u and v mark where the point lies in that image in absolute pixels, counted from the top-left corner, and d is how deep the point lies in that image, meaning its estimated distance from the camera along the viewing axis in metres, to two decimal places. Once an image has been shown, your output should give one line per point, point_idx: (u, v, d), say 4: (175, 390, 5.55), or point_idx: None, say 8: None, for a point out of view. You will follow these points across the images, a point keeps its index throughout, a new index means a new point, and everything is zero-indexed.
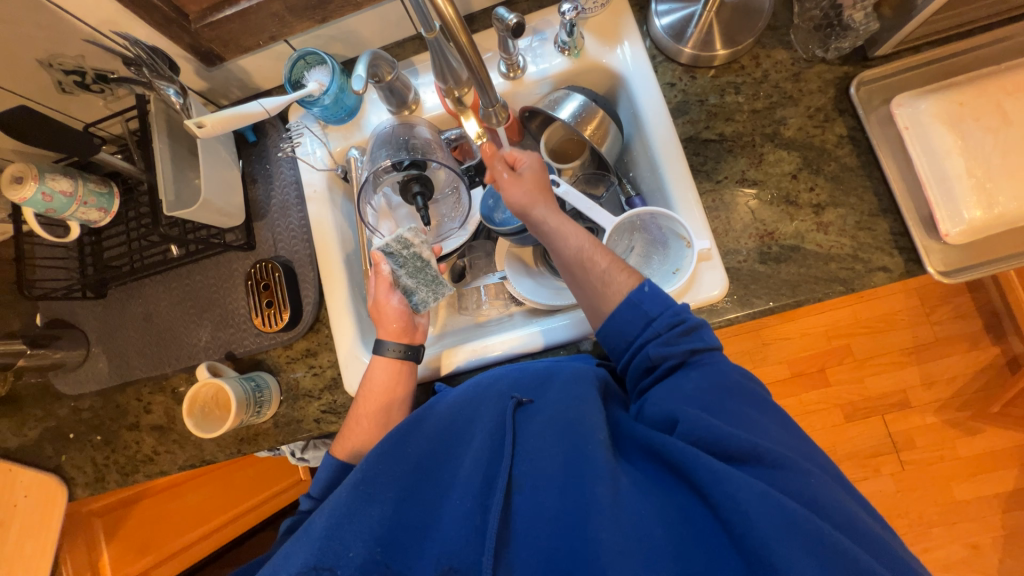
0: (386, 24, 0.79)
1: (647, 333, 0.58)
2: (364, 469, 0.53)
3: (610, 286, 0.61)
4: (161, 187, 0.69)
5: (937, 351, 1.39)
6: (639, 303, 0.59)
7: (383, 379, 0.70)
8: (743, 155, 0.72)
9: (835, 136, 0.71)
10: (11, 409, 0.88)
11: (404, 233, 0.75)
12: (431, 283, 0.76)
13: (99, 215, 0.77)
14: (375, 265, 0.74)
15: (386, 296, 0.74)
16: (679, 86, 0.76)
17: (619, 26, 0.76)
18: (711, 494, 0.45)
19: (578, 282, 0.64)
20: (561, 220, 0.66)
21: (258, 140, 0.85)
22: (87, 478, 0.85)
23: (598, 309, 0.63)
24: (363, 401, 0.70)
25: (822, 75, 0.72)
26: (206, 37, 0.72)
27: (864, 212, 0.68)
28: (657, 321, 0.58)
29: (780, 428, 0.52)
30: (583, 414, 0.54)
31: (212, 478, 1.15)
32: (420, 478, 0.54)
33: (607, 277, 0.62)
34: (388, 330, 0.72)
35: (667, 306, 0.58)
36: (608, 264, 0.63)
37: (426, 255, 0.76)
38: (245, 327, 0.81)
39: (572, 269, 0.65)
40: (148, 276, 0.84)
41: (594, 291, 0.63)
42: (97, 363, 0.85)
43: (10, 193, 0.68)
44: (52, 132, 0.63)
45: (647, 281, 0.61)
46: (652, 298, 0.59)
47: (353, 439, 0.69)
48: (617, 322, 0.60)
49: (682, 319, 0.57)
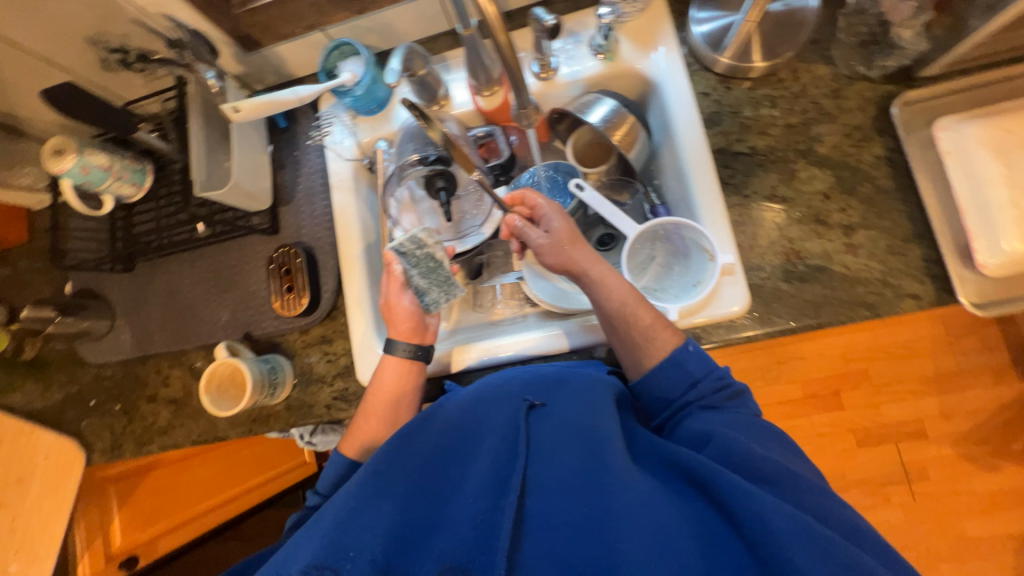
0: (421, 18, 0.79)
1: (690, 395, 0.60)
2: (376, 463, 0.55)
3: (657, 340, 0.62)
4: (194, 167, 0.69)
5: (959, 383, 1.34)
6: (682, 362, 0.60)
7: (390, 374, 0.71)
8: (774, 170, 0.71)
9: (872, 156, 0.68)
10: (38, 373, 0.91)
11: (420, 233, 0.73)
12: (443, 284, 0.74)
13: (133, 190, 0.83)
14: (387, 265, 0.74)
15: (398, 296, 0.74)
16: (713, 96, 0.75)
17: (656, 31, 0.75)
18: (730, 504, 0.45)
19: (620, 335, 0.64)
20: (605, 272, 0.66)
21: (288, 126, 0.86)
22: (105, 445, 0.88)
23: (638, 363, 0.63)
24: (373, 397, 0.71)
25: (863, 93, 0.70)
26: (246, 23, 0.73)
27: (896, 238, 0.66)
28: (701, 384, 0.60)
29: (806, 465, 0.54)
30: (597, 420, 0.56)
31: (218, 455, 1.19)
32: (432, 475, 0.55)
33: (651, 333, 0.62)
34: (399, 330, 0.73)
35: (710, 368, 0.60)
36: (652, 321, 0.63)
37: (440, 255, 0.74)
38: (264, 309, 0.83)
39: (613, 321, 0.64)
40: (174, 253, 0.87)
41: (637, 345, 0.63)
42: (121, 334, 0.88)
43: (49, 164, 0.74)
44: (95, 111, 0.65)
45: (691, 341, 0.62)
46: (696, 358, 0.61)
47: (364, 439, 0.69)
48: (659, 379, 0.61)
49: (726, 383, 0.60)
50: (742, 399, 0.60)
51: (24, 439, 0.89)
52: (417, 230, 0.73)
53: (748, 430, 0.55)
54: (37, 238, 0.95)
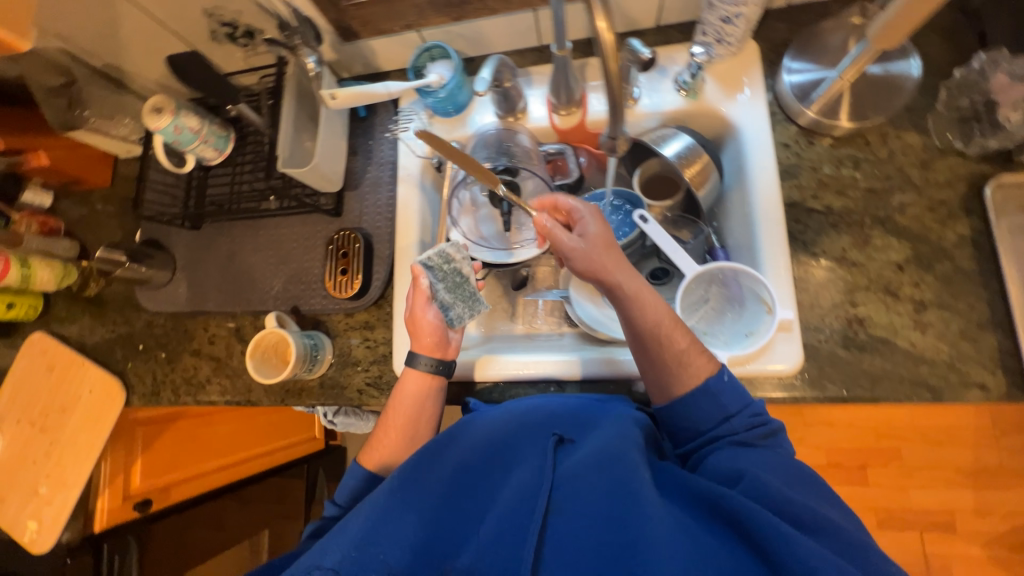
0: (512, 32, 0.81)
1: (723, 428, 0.58)
2: (403, 476, 0.56)
3: (690, 366, 0.60)
4: (281, 143, 0.72)
5: (999, 480, 1.27)
6: (716, 393, 0.58)
7: (412, 387, 0.72)
8: (848, 233, 0.69)
9: (955, 235, 0.66)
10: (97, 310, 0.97)
11: (448, 249, 0.75)
12: (468, 299, 0.76)
13: (213, 155, 0.88)
14: (414, 278, 0.73)
15: (423, 309, 0.73)
16: (794, 148, 0.74)
17: (745, 76, 0.75)
18: (770, 550, 0.44)
19: (650, 356, 0.61)
20: (640, 287, 0.62)
21: (367, 116, 0.89)
22: (144, 389, 0.91)
23: (667, 387, 0.61)
24: (394, 410, 0.71)
25: (954, 169, 0.68)
26: (350, 15, 0.77)
27: (970, 323, 0.63)
28: (734, 418, 0.58)
29: (844, 512, 0.52)
30: (625, 448, 0.54)
31: (236, 416, 1.25)
32: (456, 490, 0.55)
33: (686, 358, 0.60)
34: (422, 343, 0.72)
35: (746, 404, 0.58)
36: (686, 346, 0.61)
37: (466, 272, 0.76)
38: (316, 286, 0.85)
39: (645, 342, 0.61)
40: (240, 219, 0.91)
41: (668, 369, 0.61)
42: (178, 287, 0.92)
43: (148, 120, 0.79)
44: (202, 74, 0.68)
45: (725, 370, 0.61)
46: (731, 391, 0.59)
47: (383, 450, 0.70)
48: (691, 409, 0.59)
49: (761, 420, 0.58)
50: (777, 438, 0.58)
51: (73, 371, 0.94)
52: (443, 245, 0.76)
53: (784, 469, 0.53)
54: (118, 184, 1.01)
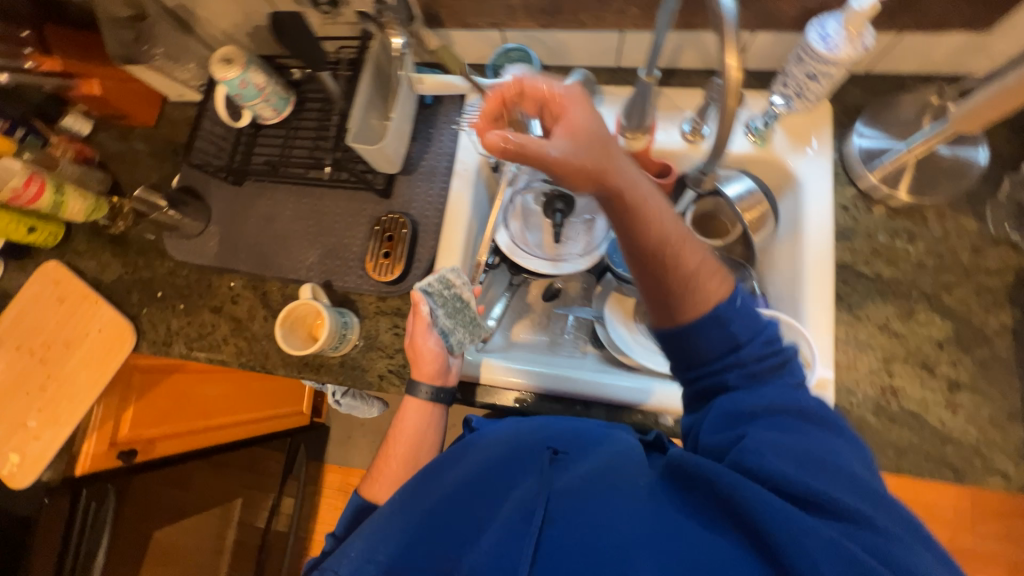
0: (593, 49, 0.82)
1: (731, 358, 0.53)
2: (401, 500, 0.57)
3: (700, 290, 0.52)
4: (353, 119, 0.71)
5: (972, 564, 1.28)
6: (727, 321, 0.52)
7: (414, 415, 0.75)
8: (893, 303, 0.70)
9: (997, 323, 0.67)
10: (120, 249, 0.94)
11: (448, 273, 0.74)
12: (468, 325, 0.76)
13: (271, 114, 0.87)
14: (415, 304, 0.74)
15: (424, 336, 0.74)
16: (852, 212, 0.75)
17: (815, 133, 0.76)
18: (768, 538, 0.42)
19: (653, 275, 0.52)
20: (649, 195, 0.51)
21: (432, 105, 0.88)
22: (156, 338, 0.89)
23: (671, 312, 0.53)
24: (397, 438, 0.75)
25: (1004, 259, 0.69)
26: (441, 3, 0.76)
27: (999, 410, 0.65)
28: (745, 348, 0.53)
29: (857, 454, 0.49)
30: (618, 464, 0.54)
31: (229, 377, 1.24)
32: (450, 505, 0.54)
33: (694, 280, 0.52)
34: (423, 370, 0.74)
35: (760, 331, 0.53)
36: (696, 267, 0.52)
37: (466, 297, 0.75)
38: (353, 264, 0.84)
39: (648, 261, 0.52)
40: (286, 184, 0.90)
41: (673, 291, 0.52)
42: (209, 241, 0.90)
43: (215, 69, 0.78)
44: (302, 41, 0.74)
45: (737, 296, 0.54)
46: (743, 318, 0.53)
47: (384, 480, 0.73)
48: (697, 338, 0.53)
49: (773, 348, 0.53)
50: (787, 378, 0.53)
51: (85, 308, 0.91)
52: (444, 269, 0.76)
53: (789, 420, 0.50)
54: (163, 126, 0.99)
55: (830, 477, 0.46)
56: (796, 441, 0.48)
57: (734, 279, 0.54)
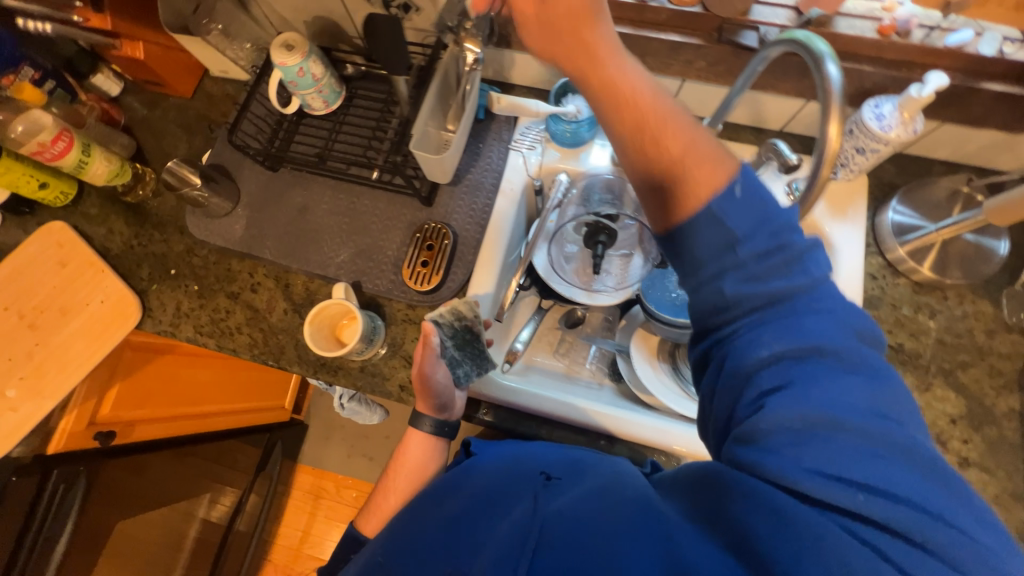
0: None
1: (731, 260, 0.48)
2: (394, 540, 0.55)
3: (690, 174, 0.49)
4: (418, 122, 0.70)
5: None
6: (724, 214, 0.48)
7: (417, 446, 0.73)
8: (913, 374, 0.73)
9: (1006, 405, 0.71)
10: (136, 219, 0.90)
11: (460, 305, 0.70)
12: (478, 358, 0.73)
13: (320, 106, 0.85)
14: (424, 335, 0.68)
15: (431, 368, 0.69)
16: (880, 282, 0.78)
17: (851, 203, 0.80)
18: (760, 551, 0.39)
19: (644, 162, 0.52)
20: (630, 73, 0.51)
21: (484, 120, 0.89)
22: (164, 318, 0.85)
23: (663, 202, 0.51)
24: (397, 472, 0.73)
25: (1016, 346, 0.73)
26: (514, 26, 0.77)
27: (1003, 489, 0.68)
28: (745, 244, 0.48)
29: (878, 399, 0.43)
30: (611, 486, 0.50)
31: (218, 362, 1.20)
32: (439, 538, 0.51)
33: (682, 167, 0.50)
34: (428, 400, 0.72)
35: (763, 222, 0.48)
36: (684, 151, 0.50)
37: (477, 330, 0.72)
38: (386, 268, 0.82)
39: (634, 146, 0.52)
40: (325, 177, 0.88)
41: (663, 180, 0.51)
42: (235, 224, 0.87)
43: (275, 54, 0.75)
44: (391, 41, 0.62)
45: (739, 182, 0.49)
46: (742, 208, 0.48)
47: (381, 514, 0.71)
48: (692, 234, 0.49)
49: (781, 245, 0.48)
50: (794, 302, 0.47)
51: (88, 276, 0.85)
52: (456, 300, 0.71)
53: (812, 366, 0.44)
54: (199, 99, 0.96)
55: (830, 443, 0.41)
56: (798, 399, 0.43)
57: (738, 163, 0.50)
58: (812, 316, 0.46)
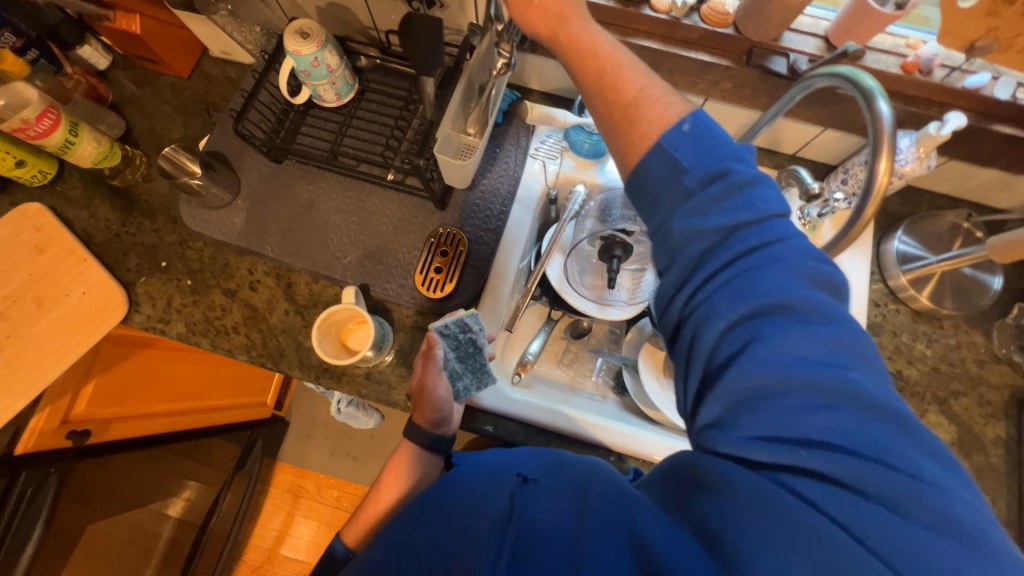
0: None
1: (680, 199, 0.47)
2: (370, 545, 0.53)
3: (642, 115, 0.50)
4: (445, 120, 0.68)
5: None
6: (674, 148, 0.47)
7: (409, 458, 0.67)
8: (910, 400, 0.76)
9: (994, 433, 0.74)
10: (123, 206, 0.84)
11: (467, 318, 0.69)
12: (478, 371, 0.70)
13: (332, 98, 0.81)
14: (426, 345, 0.67)
15: (433, 381, 0.66)
16: (882, 309, 0.81)
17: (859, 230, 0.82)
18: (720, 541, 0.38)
19: (606, 116, 0.53)
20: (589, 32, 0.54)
21: (501, 123, 0.87)
22: (153, 312, 0.79)
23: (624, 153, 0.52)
24: (387, 482, 0.67)
25: (1003, 376, 0.77)
26: None
27: None
28: (693, 175, 0.46)
29: (832, 347, 0.40)
30: (584, 486, 0.49)
31: (202, 357, 1.14)
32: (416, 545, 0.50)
33: (635, 110, 0.51)
34: (423, 413, 0.67)
35: (709, 152, 0.47)
36: (636, 96, 0.51)
37: (481, 343, 0.70)
38: (396, 272, 0.79)
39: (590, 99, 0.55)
40: (333, 173, 0.84)
41: (620, 132, 0.52)
42: (234, 217, 0.82)
43: (290, 40, 0.71)
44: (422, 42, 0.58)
45: (690, 119, 0.48)
46: (691, 141, 0.47)
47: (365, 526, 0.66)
48: (648, 179, 0.49)
49: (725, 176, 0.46)
50: (757, 253, 0.43)
51: (68, 265, 0.79)
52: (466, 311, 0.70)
53: (770, 322, 0.41)
54: (196, 80, 0.90)
55: (775, 405, 0.39)
56: (753, 364, 0.40)
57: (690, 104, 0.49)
58: (760, 265, 0.43)
